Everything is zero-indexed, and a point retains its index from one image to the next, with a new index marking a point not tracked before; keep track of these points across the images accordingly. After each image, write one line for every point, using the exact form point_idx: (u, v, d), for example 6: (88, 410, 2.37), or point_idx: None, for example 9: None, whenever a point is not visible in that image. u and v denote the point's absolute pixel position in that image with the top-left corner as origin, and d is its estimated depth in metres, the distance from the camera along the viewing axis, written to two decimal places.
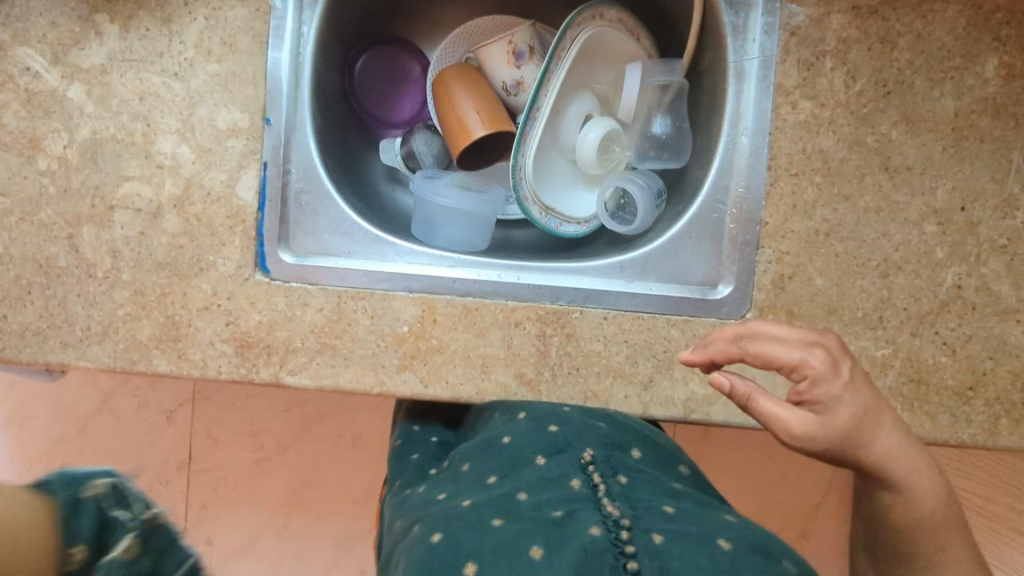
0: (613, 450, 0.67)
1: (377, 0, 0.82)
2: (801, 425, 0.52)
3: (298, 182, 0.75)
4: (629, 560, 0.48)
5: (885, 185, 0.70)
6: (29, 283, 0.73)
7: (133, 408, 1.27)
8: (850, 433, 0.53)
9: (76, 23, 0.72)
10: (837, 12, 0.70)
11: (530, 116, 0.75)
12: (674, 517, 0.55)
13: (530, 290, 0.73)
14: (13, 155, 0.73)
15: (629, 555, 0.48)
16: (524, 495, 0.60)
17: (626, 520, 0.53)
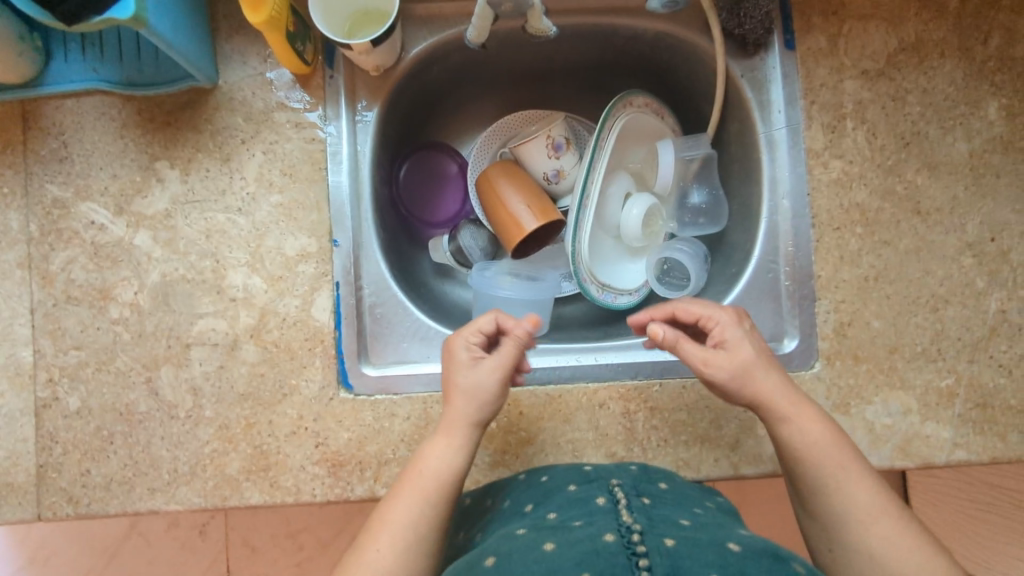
0: (642, 481, 0.66)
1: (414, 112, 0.86)
2: (716, 360, 0.65)
3: (370, 296, 0.77)
4: (641, 559, 0.52)
5: (920, 228, 0.76)
6: (110, 433, 0.73)
7: (162, 526, 1.23)
8: (746, 372, 0.64)
9: (136, 173, 0.74)
10: (849, 78, 0.76)
11: (582, 205, 0.80)
12: (687, 527, 0.58)
13: (609, 369, 0.76)
14: (84, 307, 0.73)
15: (640, 554, 0.52)
16: (553, 516, 0.61)
17: (638, 525, 0.56)
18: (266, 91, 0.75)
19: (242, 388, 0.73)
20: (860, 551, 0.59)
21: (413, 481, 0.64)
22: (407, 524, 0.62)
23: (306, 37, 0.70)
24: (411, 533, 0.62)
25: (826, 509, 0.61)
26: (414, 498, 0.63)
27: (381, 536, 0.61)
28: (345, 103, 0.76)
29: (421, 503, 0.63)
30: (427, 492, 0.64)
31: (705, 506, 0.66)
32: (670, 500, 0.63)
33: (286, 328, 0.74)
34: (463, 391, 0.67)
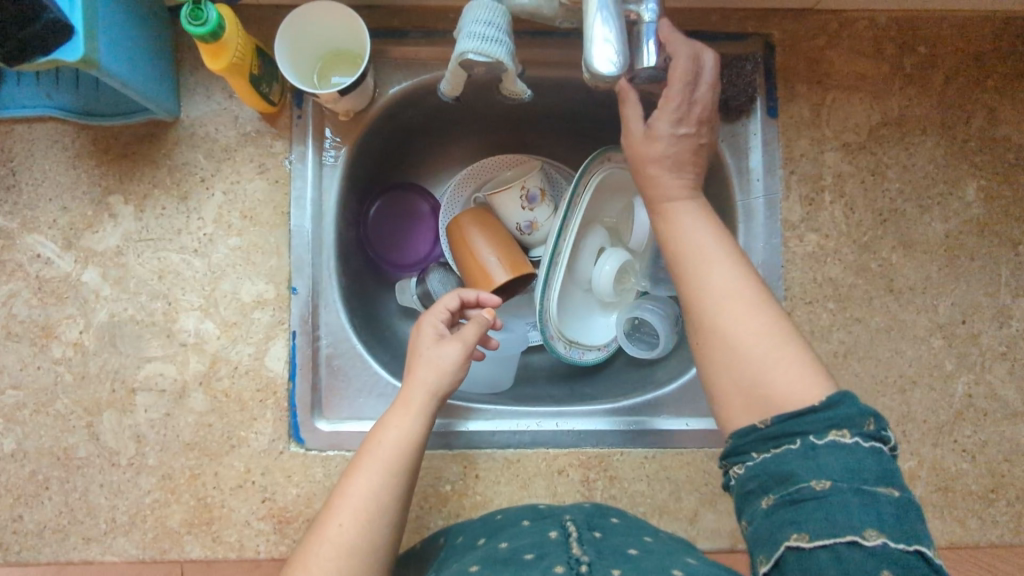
0: (595, 517, 0.63)
1: (387, 152, 0.83)
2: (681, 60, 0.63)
3: (327, 346, 0.74)
4: None
5: (892, 306, 0.75)
6: (46, 478, 0.69)
7: None
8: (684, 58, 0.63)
9: (88, 206, 0.71)
10: (829, 150, 0.75)
11: (553, 262, 0.78)
12: (634, 557, 0.54)
13: (570, 435, 0.74)
14: (25, 344, 0.70)
15: None
16: (505, 545, 0.58)
17: (587, 557, 0.53)
18: (231, 129, 0.72)
19: (188, 437, 0.70)
20: (720, 333, 0.55)
21: (377, 448, 0.61)
22: (371, 492, 0.58)
23: (273, 78, 0.68)
24: (375, 505, 0.58)
25: (703, 318, 0.57)
26: (379, 464, 0.60)
27: (341, 510, 0.57)
28: (312, 144, 0.73)
29: (386, 471, 0.59)
30: (391, 461, 0.60)
31: (659, 536, 0.62)
32: (622, 533, 0.60)
33: (237, 376, 0.71)
34: (426, 360, 0.65)
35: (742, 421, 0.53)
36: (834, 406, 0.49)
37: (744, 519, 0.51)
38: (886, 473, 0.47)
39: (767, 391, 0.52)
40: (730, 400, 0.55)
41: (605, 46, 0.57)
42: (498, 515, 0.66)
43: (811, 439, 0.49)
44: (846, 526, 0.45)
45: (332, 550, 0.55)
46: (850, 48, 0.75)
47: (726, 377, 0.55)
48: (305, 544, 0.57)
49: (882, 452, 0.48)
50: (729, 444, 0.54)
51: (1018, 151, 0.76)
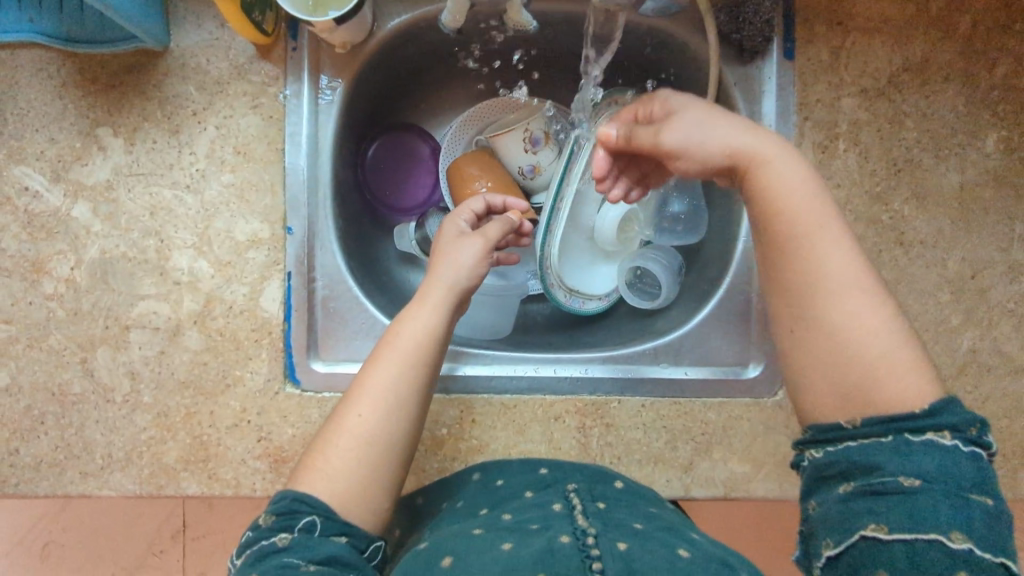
0: (597, 483, 0.63)
1: (386, 90, 0.80)
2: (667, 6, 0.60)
3: (323, 289, 0.73)
4: (594, 562, 0.50)
5: (901, 259, 0.73)
6: (42, 413, 0.69)
7: None
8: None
9: (77, 138, 0.69)
10: (846, 95, 0.72)
11: (556, 207, 0.76)
12: (640, 529, 0.55)
13: (567, 382, 0.73)
14: (15, 279, 0.69)
15: (594, 558, 0.50)
16: (507, 516, 0.58)
17: (593, 528, 0.54)
18: (222, 59, 0.69)
19: (183, 376, 0.70)
20: (826, 327, 0.51)
21: (397, 342, 0.60)
22: (390, 384, 0.58)
23: (265, 5, 0.65)
24: (394, 396, 0.57)
25: (803, 303, 0.52)
26: (401, 355, 0.59)
27: (360, 401, 0.57)
28: (308, 78, 0.71)
29: (407, 364, 0.59)
30: (412, 356, 0.59)
31: (663, 509, 0.63)
32: (621, 501, 0.60)
33: (232, 316, 0.70)
34: (448, 258, 0.64)
35: (829, 416, 0.51)
36: (937, 413, 0.47)
37: (814, 501, 0.49)
38: (981, 482, 0.45)
39: (873, 394, 0.49)
40: (824, 398, 0.51)
41: None
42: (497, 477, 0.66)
43: (907, 436, 0.47)
44: (928, 522, 0.44)
45: (351, 441, 0.56)
46: None
47: (822, 373, 0.51)
48: (324, 433, 0.57)
49: (982, 458, 0.46)
50: (810, 428, 0.52)
51: None
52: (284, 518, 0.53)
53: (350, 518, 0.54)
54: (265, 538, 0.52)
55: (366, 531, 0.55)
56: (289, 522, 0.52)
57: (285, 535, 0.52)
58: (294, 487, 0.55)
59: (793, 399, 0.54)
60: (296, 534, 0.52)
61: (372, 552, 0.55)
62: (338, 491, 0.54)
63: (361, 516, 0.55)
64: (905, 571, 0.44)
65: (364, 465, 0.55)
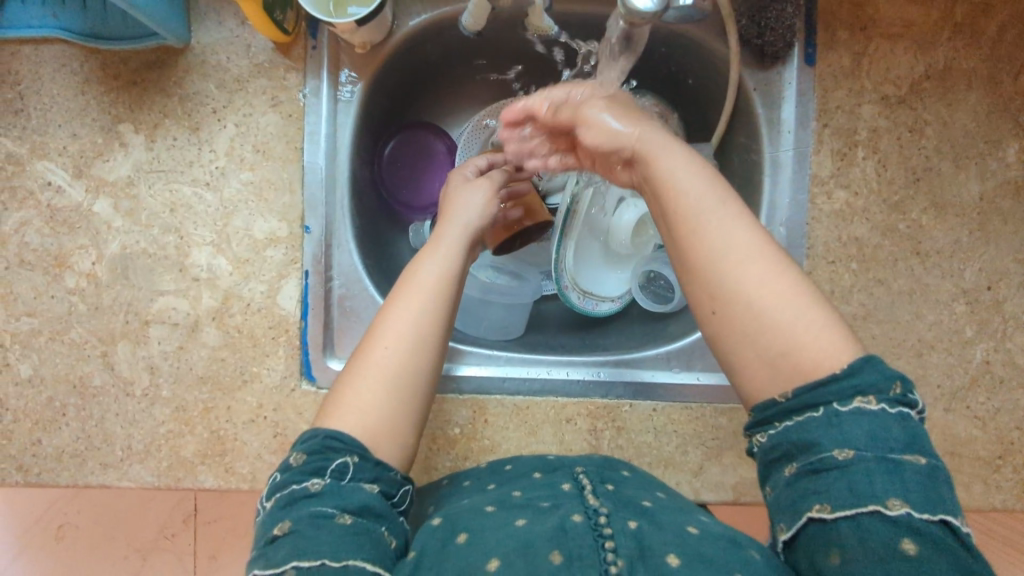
0: (606, 470, 0.63)
1: (404, 88, 0.80)
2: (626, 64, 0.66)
3: (340, 287, 0.73)
4: (607, 539, 0.50)
5: (917, 269, 0.73)
6: (63, 405, 0.71)
7: None
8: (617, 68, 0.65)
9: (98, 134, 0.69)
10: (867, 102, 0.71)
11: (571, 213, 0.78)
12: (650, 510, 0.55)
13: (580, 386, 0.74)
14: (38, 273, 0.70)
15: (607, 535, 0.50)
16: (519, 492, 0.59)
17: (606, 508, 0.54)
18: (242, 57, 0.69)
19: (201, 371, 0.71)
20: (740, 306, 0.50)
21: (417, 275, 0.61)
22: (413, 317, 0.58)
23: (286, 4, 0.65)
24: (419, 331, 0.58)
25: (721, 288, 0.51)
26: (423, 287, 0.60)
27: (385, 334, 0.58)
28: (327, 76, 0.71)
29: (430, 297, 0.60)
30: (434, 290, 0.60)
31: (671, 492, 0.62)
32: (633, 486, 0.60)
33: (250, 314, 0.71)
34: (460, 201, 0.68)
35: (764, 393, 0.50)
36: (857, 373, 0.47)
37: (770, 487, 0.49)
38: (911, 441, 0.46)
39: (796, 360, 0.49)
40: (758, 375, 0.50)
41: None
42: (506, 465, 0.66)
43: (836, 406, 0.46)
44: (870, 495, 0.44)
45: (377, 374, 0.56)
46: None
47: (749, 352, 0.50)
48: (349, 371, 0.57)
49: (910, 418, 0.47)
50: (754, 411, 0.51)
51: None
52: (317, 457, 0.53)
53: (381, 458, 0.54)
54: (297, 480, 0.52)
55: (395, 474, 0.55)
56: (322, 464, 0.52)
57: (318, 478, 0.52)
58: (323, 426, 0.55)
59: (739, 392, 0.53)
60: (330, 480, 0.52)
61: (400, 497, 0.56)
62: (367, 430, 0.54)
63: (391, 453, 0.55)
64: (857, 549, 0.43)
65: (391, 399, 0.56)
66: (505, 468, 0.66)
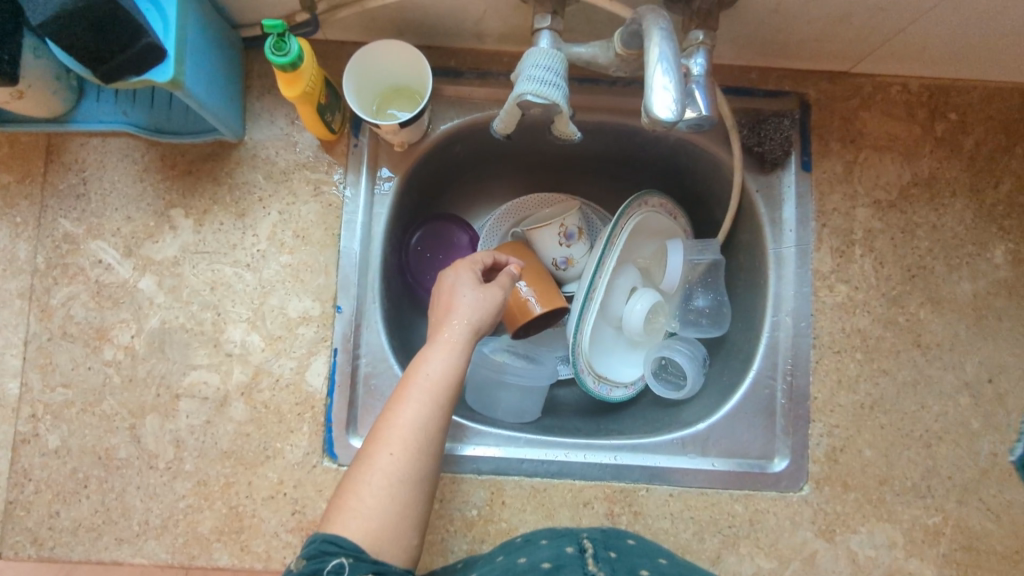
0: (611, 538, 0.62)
1: (433, 183, 0.87)
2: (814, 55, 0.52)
3: (365, 365, 0.75)
4: None
5: (919, 361, 0.76)
6: (85, 477, 0.71)
7: None
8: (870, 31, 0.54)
9: (151, 217, 0.75)
10: (861, 206, 0.78)
11: (587, 299, 0.80)
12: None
13: (596, 467, 0.75)
14: (78, 345, 0.73)
15: None
16: (524, 558, 0.58)
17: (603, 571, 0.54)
18: (289, 152, 0.76)
19: (226, 445, 0.72)
20: None
21: (415, 378, 0.62)
22: (414, 424, 0.60)
23: (335, 107, 0.72)
24: (419, 438, 0.60)
25: None
26: (421, 389, 0.61)
27: (390, 440, 0.59)
28: (366, 172, 0.77)
29: (431, 403, 0.61)
30: (430, 397, 0.61)
31: (674, 559, 0.62)
32: (637, 552, 0.60)
33: (278, 389, 0.73)
34: (460, 293, 0.69)
35: None
36: None
37: None
38: None
39: None
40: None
41: (663, 93, 0.51)
42: (517, 539, 0.66)
43: None
44: None
45: (382, 481, 0.58)
46: (884, 109, 0.78)
47: None
48: (353, 473, 0.59)
49: None
50: None
51: None
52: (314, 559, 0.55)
53: (379, 557, 0.56)
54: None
55: (396, 567, 0.56)
56: (317, 566, 0.54)
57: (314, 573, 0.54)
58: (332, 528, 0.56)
59: None
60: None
61: None
62: (369, 533, 0.56)
63: (393, 553, 0.57)
64: None
65: (391, 502, 0.57)
66: (515, 542, 0.66)
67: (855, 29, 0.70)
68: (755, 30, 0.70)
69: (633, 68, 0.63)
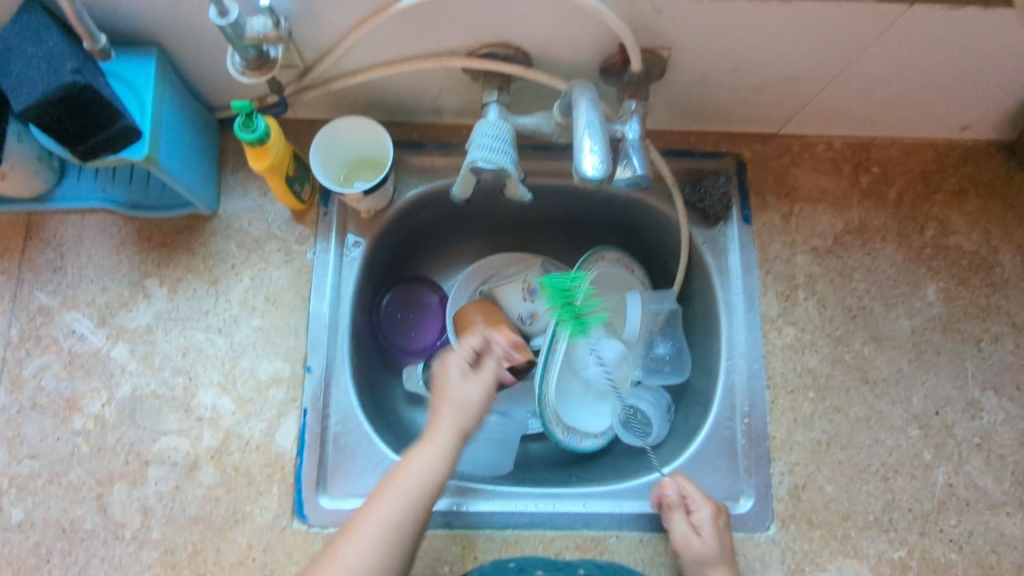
0: None
1: (400, 247, 0.91)
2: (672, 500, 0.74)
3: (336, 425, 0.76)
4: None
5: (869, 396, 0.80)
6: (48, 550, 0.71)
7: None
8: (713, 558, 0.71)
9: (126, 287, 0.77)
10: (800, 252, 0.83)
11: (551, 348, 0.85)
12: None
13: (565, 518, 0.75)
14: (47, 416, 0.74)
15: None
16: None
17: None
18: (260, 223, 0.80)
19: (193, 511, 0.72)
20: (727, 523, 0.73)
21: (400, 487, 0.64)
22: (389, 528, 0.62)
23: (304, 178, 0.76)
24: (391, 537, 0.62)
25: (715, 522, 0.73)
26: (390, 510, 0.63)
27: (356, 540, 0.61)
28: (335, 238, 0.80)
29: (402, 511, 0.63)
30: (415, 491, 0.64)
31: None
32: None
33: (248, 451, 0.74)
34: None
35: None
36: None
37: None
38: None
39: None
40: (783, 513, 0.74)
41: (590, 155, 0.54)
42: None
43: None
44: None
45: (384, 519, 0.63)
46: (811, 164, 0.86)
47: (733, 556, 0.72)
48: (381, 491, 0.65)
49: None
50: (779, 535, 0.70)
51: (969, 256, 0.84)
52: None
53: None
54: None
55: None
56: None
57: None
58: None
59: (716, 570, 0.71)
60: None
61: None
62: (383, 543, 0.62)
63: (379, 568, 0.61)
64: None
65: (392, 548, 0.62)
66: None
67: (775, 96, 0.78)
68: (686, 98, 0.78)
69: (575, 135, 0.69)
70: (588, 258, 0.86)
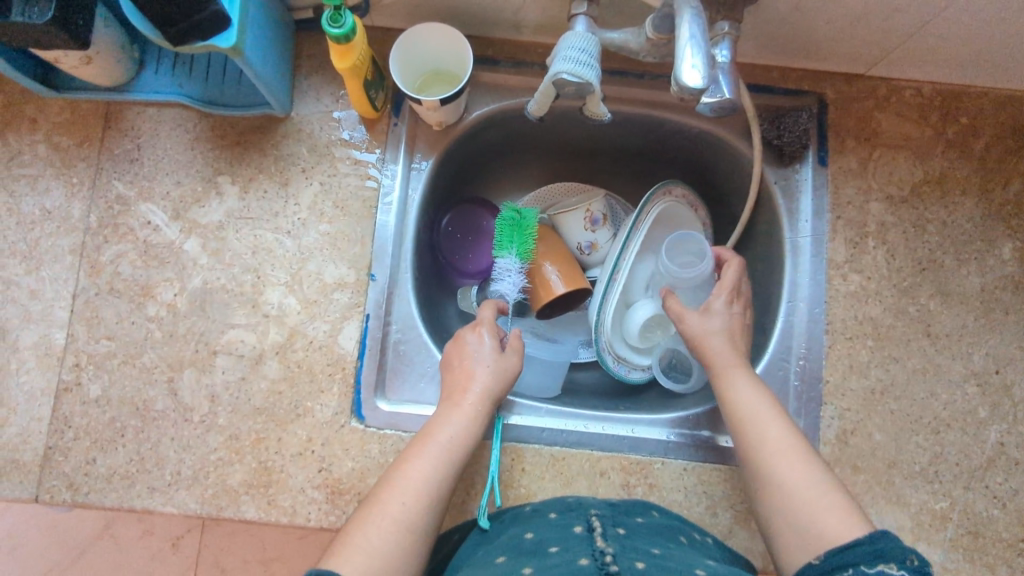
0: (618, 514, 0.66)
1: (464, 167, 0.90)
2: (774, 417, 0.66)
3: (397, 332, 0.79)
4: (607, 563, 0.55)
5: (929, 349, 0.79)
6: (123, 426, 0.75)
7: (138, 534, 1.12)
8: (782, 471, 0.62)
9: (199, 183, 0.79)
10: (875, 200, 0.81)
11: (611, 279, 0.84)
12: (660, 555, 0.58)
13: (613, 441, 0.78)
14: (123, 301, 0.77)
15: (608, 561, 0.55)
16: (531, 534, 0.63)
17: (611, 550, 0.57)
18: (331, 129, 0.80)
19: (258, 402, 0.75)
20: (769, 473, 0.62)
21: (423, 456, 0.64)
22: (421, 489, 0.62)
23: (380, 86, 0.76)
24: (434, 489, 0.63)
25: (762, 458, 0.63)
26: (409, 491, 0.61)
27: (404, 489, 0.61)
28: (404, 152, 0.81)
29: (438, 464, 0.64)
30: (440, 461, 0.64)
31: (694, 540, 0.66)
32: (646, 532, 0.63)
33: (312, 350, 0.76)
34: None
35: None
36: None
37: None
38: None
39: None
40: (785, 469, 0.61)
41: (692, 70, 0.54)
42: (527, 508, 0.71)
43: None
44: None
45: (410, 483, 0.62)
46: (897, 109, 0.83)
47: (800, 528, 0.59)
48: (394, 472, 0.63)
49: None
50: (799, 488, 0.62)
51: None
52: None
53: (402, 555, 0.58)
54: None
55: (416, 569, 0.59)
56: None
57: None
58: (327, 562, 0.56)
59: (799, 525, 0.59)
60: None
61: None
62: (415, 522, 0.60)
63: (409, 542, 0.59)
64: None
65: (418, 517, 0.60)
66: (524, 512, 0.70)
67: (871, 31, 0.74)
68: (776, 28, 0.75)
69: (663, 54, 0.67)
70: (654, 190, 0.84)
